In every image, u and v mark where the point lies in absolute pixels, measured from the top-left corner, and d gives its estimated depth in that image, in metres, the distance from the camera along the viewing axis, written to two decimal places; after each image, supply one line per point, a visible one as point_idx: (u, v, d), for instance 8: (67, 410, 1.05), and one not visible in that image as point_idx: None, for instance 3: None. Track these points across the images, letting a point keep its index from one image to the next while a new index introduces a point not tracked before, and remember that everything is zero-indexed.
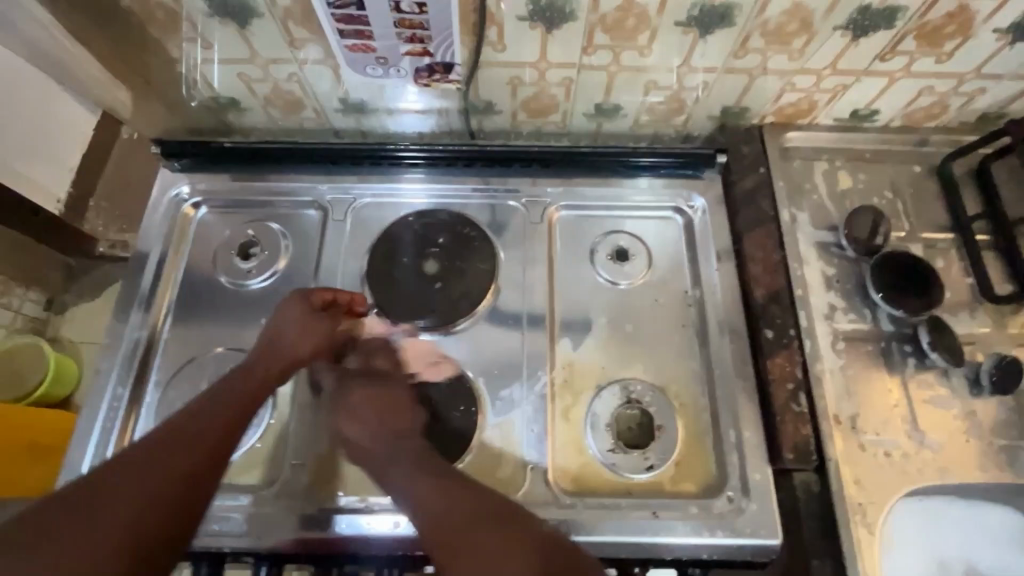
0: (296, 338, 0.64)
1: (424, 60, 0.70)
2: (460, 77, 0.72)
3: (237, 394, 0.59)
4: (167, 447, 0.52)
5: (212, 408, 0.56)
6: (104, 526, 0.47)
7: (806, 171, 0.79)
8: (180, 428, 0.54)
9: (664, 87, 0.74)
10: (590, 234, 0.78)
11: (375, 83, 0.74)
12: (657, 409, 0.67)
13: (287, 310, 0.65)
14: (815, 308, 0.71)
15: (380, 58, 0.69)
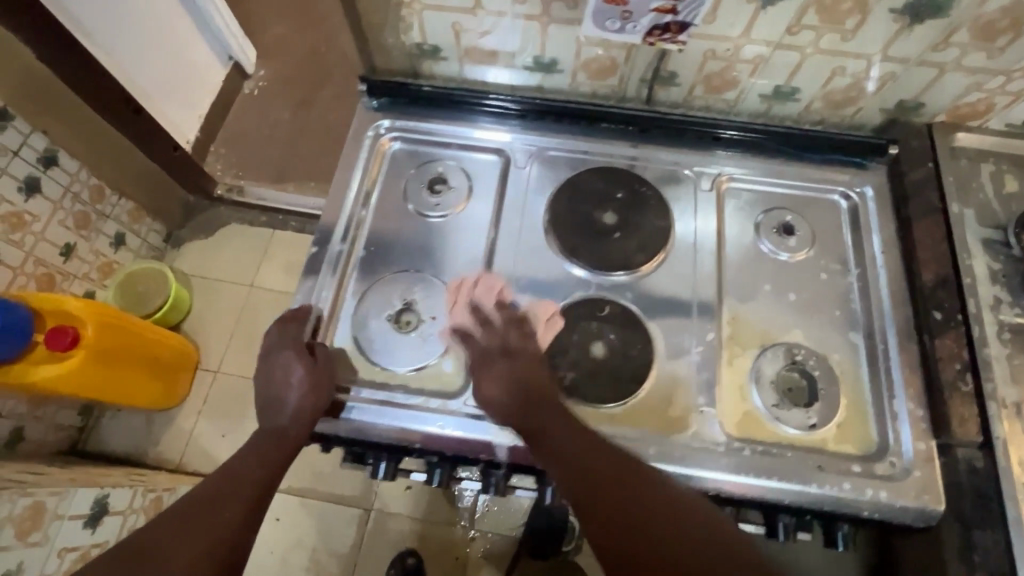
0: (309, 388, 0.68)
1: (662, 18, 0.73)
2: (687, 39, 0.76)
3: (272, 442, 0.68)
4: (232, 493, 0.64)
5: (252, 455, 0.67)
6: (185, 553, 0.59)
7: (973, 171, 0.81)
8: (229, 477, 0.66)
9: (850, 74, 0.78)
10: (756, 207, 0.82)
11: (584, 38, 0.79)
12: (821, 373, 0.71)
13: (294, 364, 0.69)
14: (982, 298, 0.72)
15: (627, 12, 0.71)
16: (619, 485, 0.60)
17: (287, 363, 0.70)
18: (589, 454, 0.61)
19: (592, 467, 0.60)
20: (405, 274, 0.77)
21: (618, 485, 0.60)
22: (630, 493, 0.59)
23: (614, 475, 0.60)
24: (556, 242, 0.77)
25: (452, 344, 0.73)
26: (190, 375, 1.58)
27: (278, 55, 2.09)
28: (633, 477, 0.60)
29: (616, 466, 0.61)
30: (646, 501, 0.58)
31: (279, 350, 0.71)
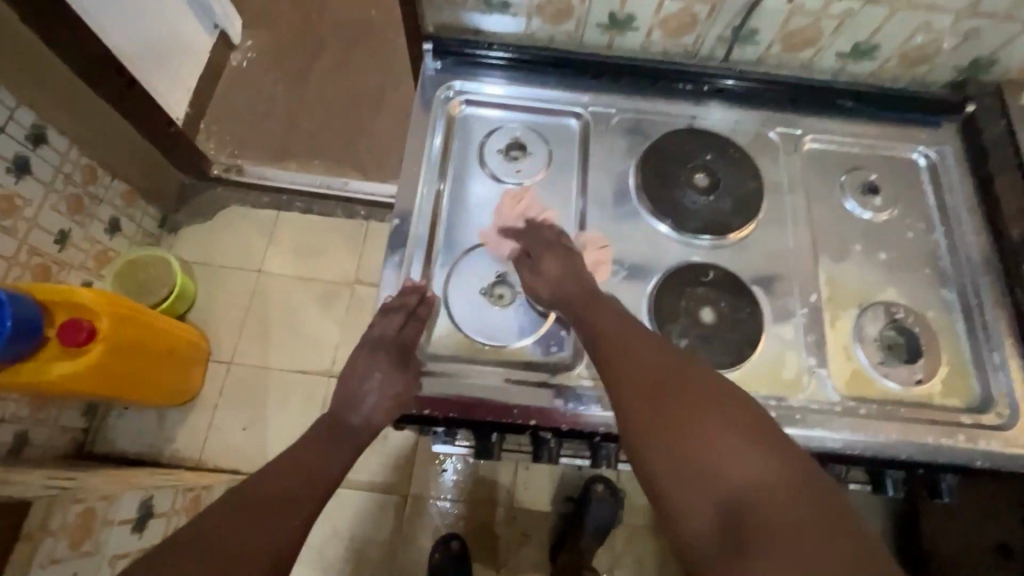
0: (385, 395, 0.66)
1: None
2: None
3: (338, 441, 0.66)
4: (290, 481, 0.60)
5: (315, 453, 0.64)
6: (230, 540, 0.53)
7: None
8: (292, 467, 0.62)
9: (935, 29, 0.77)
10: (838, 168, 0.81)
11: None
12: (920, 330, 0.71)
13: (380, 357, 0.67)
14: None
15: None
16: (665, 411, 0.53)
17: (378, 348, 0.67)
18: (642, 380, 0.56)
19: (637, 389, 0.56)
20: (494, 245, 0.73)
21: (665, 404, 0.54)
22: (676, 417, 0.53)
23: (657, 400, 0.54)
24: (651, 207, 0.75)
25: (554, 315, 0.70)
26: (201, 368, 1.49)
27: (264, 24, 1.95)
28: (685, 395, 0.54)
29: (670, 387, 0.55)
30: (700, 420, 0.52)
31: (372, 329, 0.68)
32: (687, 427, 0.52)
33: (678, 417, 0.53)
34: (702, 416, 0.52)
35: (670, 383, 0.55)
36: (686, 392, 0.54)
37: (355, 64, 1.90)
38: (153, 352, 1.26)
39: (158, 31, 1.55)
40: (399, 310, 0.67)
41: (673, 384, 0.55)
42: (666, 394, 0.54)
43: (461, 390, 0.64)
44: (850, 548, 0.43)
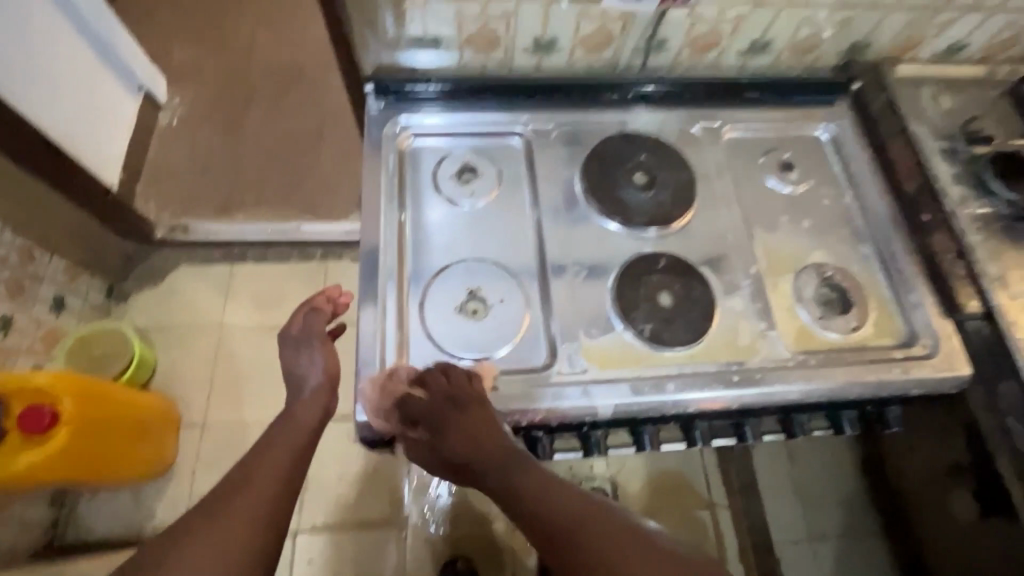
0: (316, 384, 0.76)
1: None
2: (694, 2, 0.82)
3: (296, 430, 0.71)
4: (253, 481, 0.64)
5: (270, 452, 0.68)
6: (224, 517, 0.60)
7: (917, 95, 0.96)
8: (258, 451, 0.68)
9: (816, 23, 0.88)
10: (756, 151, 0.91)
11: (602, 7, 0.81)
12: (848, 283, 0.81)
13: (295, 350, 0.78)
14: (953, 198, 0.86)
15: None
16: (511, 496, 0.60)
17: (299, 340, 0.79)
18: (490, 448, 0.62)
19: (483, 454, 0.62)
20: (460, 265, 0.77)
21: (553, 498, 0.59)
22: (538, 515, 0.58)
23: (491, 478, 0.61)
24: (600, 209, 0.81)
25: (527, 320, 0.75)
26: (174, 435, 1.44)
27: (189, 80, 1.93)
28: (542, 496, 0.59)
29: (527, 471, 0.61)
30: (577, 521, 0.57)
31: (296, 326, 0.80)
32: (558, 504, 0.58)
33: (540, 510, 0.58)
34: (585, 509, 0.58)
35: (505, 477, 0.60)
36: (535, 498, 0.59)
37: (290, 110, 1.91)
38: (123, 425, 1.23)
39: (81, 101, 1.52)
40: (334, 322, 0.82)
41: (515, 485, 0.60)
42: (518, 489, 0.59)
43: None
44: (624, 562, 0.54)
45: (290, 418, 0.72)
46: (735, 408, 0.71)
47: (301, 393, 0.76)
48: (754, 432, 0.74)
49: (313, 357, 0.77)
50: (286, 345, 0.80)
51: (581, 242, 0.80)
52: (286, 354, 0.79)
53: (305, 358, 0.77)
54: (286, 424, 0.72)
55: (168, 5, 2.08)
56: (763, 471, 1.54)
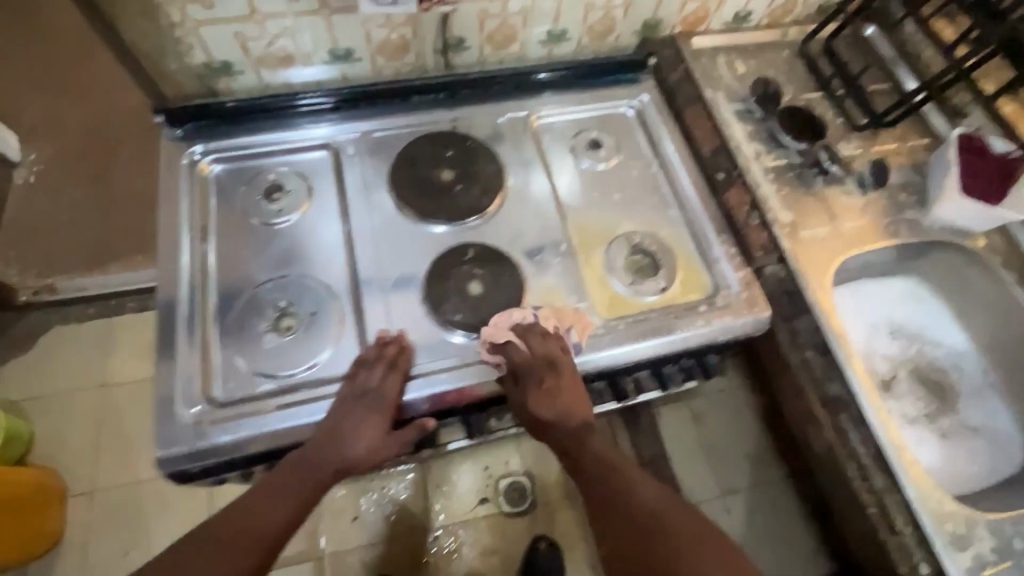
0: (369, 447, 0.67)
1: None
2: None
3: (317, 486, 0.67)
4: (257, 512, 0.65)
5: (278, 493, 0.66)
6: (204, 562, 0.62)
7: (713, 64, 1.02)
8: (270, 490, 0.66)
9: (599, 6, 0.92)
10: (567, 134, 0.94)
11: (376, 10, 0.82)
12: (656, 246, 0.85)
13: (359, 407, 0.67)
14: (747, 154, 0.92)
15: None
16: (595, 480, 0.69)
17: (365, 395, 0.68)
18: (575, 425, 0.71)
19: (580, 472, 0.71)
20: (265, 284, 0.76)
21: (619, 504, 0.67)
22: (651, 516, 0.66)
23: (590, 490, 0.70)
24: (412, 210, 0.81)
25: (341, 328, 0.75)
26: (60, 508, 1.35)
27: (48, 134, 1.84)
28: (650, 493, 0.68)
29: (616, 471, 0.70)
30: (682, 524, 0.66)
31: (361, 376, 0.69)
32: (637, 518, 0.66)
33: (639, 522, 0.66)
34: (673, 554, 0.63)
35: (608, 471, 0.70)
36: (655, 492, 0.69)
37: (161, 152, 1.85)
38: None
39: None
40: (397, 368, 0.70)
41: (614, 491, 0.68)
42: (618, 481, 0.69)
43: (271, 422, 0.67)
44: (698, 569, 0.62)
45: (320, 479, 0.67)
46: None
47: (343, 453, 0.67)
48: None
49: (375, 428, 0.67)
50: (345, 407, 0.68)
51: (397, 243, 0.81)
52: (351, 410, 0.67)
53: (365, 419, 0.67)
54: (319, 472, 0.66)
55: (20, 59, 1.99)
56: (673, 439, 1.58)
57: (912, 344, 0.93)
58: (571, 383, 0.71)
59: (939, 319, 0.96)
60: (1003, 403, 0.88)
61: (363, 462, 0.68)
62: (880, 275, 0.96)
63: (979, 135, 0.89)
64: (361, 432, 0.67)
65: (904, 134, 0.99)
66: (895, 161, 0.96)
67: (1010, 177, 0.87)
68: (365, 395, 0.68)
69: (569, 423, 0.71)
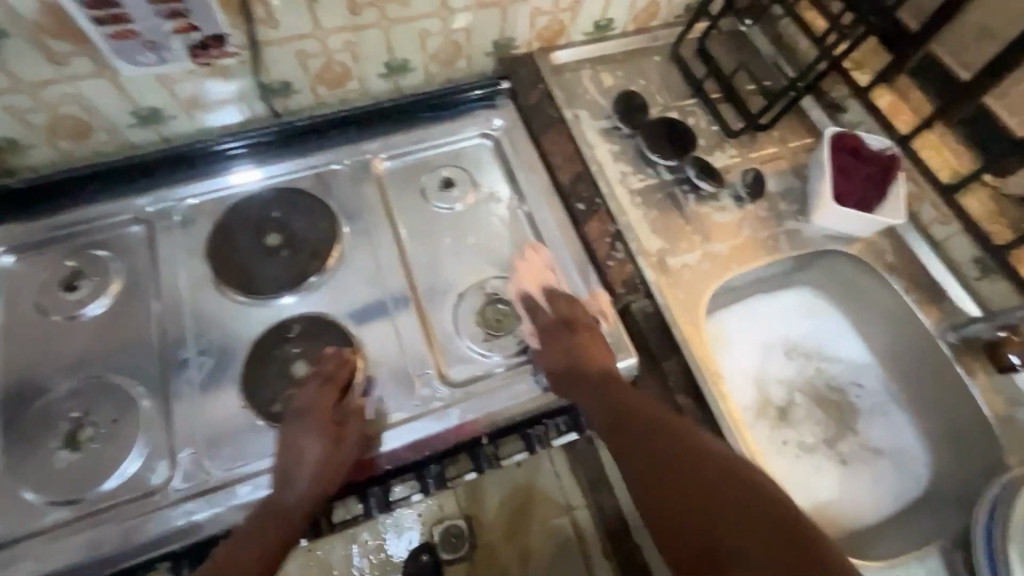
0: (323, 464, 0.61)
1: (193, 37, 0.70)
2: (237, 48, 0.74)
3: (286, 520, 0.58)
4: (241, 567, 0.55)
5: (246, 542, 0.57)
6: None
7: (577, 80, 0.94)
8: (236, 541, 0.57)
9: (436, 32, 0.84)
10: (417, 176, 0.86)
11: (154, 73, 0.73)
12: (513, 294, 0.77)
13: (302, 425, 0.62)
14: (611, 177, 0.85)
15: (147, 42, 0.68)
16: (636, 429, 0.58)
17: (305, 418, 0.63)
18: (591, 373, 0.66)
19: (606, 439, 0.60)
20: (59, 392, 0.67)
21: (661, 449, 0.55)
22: (740, 505, 0.48)
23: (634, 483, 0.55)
24: (234, 289, 0.74)
25: (146, 435, 0.66)
26: None
27: None
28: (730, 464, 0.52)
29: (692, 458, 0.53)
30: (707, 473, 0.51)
31: (300, 397, 0.65)
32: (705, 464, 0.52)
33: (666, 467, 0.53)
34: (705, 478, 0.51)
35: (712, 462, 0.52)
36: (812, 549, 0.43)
37: None
38: None
39: None
40: None
41: (660, 447, 0.55)
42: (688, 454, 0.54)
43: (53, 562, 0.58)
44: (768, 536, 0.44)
45: (286, 510, 0.59)
46: (391, 469, 0.66)
47: (301, 486, 0.60)
48: (436, 479, 0.70)
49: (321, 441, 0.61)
50: (287, 433, 0.62)
51: (221, 323, 0.73)
52: (292, 437, 0.62)
53: (313, 435, 0.62)
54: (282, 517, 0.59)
55: None
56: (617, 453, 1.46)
57: (809, 363, 0.88)
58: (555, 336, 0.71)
59: (837, 331, 0.90)
60: (905, 417, 0.84)
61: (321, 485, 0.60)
62: (773, 293, 0.91)
63: (854, 134, 0.82)
64: (305, 462, 0.61)
65: (785, 136, 0.92)
66: (774, 167, 0.89)
67: (889, 179, 0.81)
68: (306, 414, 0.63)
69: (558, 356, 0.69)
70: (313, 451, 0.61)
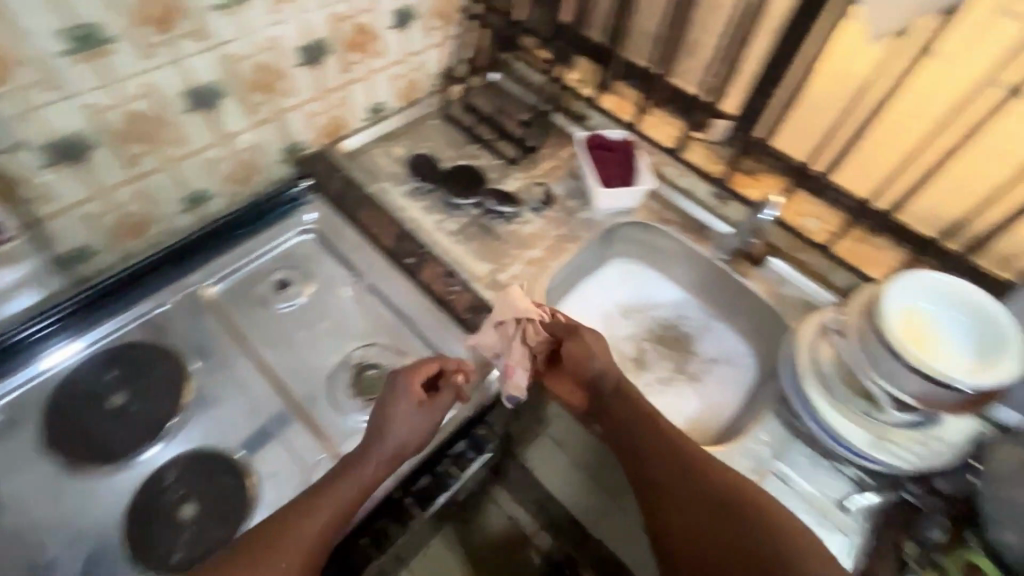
0: (389, 459, 0.68)
1: None
2: (16, 232, 0.73)
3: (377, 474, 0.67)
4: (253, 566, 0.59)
5: (305, 518, 0.62)
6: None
7: (369, 159, 1.06)
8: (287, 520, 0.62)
9: (222, 157, 0.89)
10: (252, 288, 0.90)
11: None
12: (378, 356, 0.84)
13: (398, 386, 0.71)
14: (427, 228, 0.96)
15: None
16: (636, 431, 0.76)
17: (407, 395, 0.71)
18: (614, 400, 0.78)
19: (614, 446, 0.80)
20: None
21: (657, 461, 0.74)
22: (710, 502, 0.71)
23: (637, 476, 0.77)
24: (90, 465, 0.71)
25: None
26: None
27: None
28: (720, 480, 0.71)
29: (676, 462, 0.73)
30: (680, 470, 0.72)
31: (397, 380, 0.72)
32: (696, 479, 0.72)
33: (668, 468, 0.73)
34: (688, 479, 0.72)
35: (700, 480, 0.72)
36: (765, 522, 0.67)
37: None
38: None
39: None
40: None
41: (654, 449, 0.74)
42: (700, 475, 0.72)
43: None
44: (740, 530, 0.68)
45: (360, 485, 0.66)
46: None
47: (368, 466, 0.67)
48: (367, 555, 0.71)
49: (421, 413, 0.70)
50: (386, 399, 0.71)
51: (86, 502, 0.69)
52: (386, 394, 0.71)
53: (412, 404, 0.70)
54: (345, 477, 0.65)
55: None
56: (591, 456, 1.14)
57: (645, 314, 1.05)
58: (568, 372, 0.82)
59: (654, 281, 1.08)
60: (725, 325, 1.03)
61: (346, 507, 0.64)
62: (600, 270, 1.08)
63: (596, 133, 1.05)
64: (402, 432, 0.69)
65: (553, 151, 1.12)
66: (552, 176, 1.08)
67: (632, 157, 1.04)
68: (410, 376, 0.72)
69: (591, 368, 0.78)
70: (398, 417, 0.69)
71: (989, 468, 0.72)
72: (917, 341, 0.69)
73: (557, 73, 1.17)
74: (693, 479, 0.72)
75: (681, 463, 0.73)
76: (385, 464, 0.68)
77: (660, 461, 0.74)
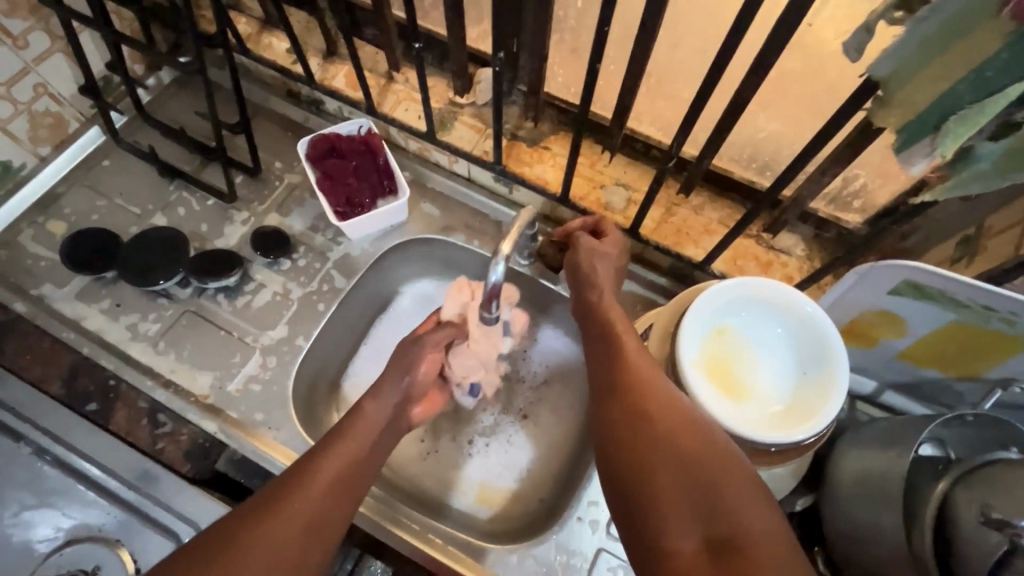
0: (363, 445, 0.55)
1: None
2: None
3: (367, 438, 0.55)
4: (253, 538, 0.45)
5: (264, 530, 0.45)
6: None
7: (19, 253, 0.74)
8: (259, 523, 0.46)
9: None
10: None
11: None
12: (79, 557, 0.62)
13: (428, 340, 0.64)
14: (117, 341, 0.69)
15: None
16: (607, 333, 0.55)
17: (417, 351, 0.63)
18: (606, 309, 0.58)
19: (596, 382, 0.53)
20: None
21: (623, 393, 0.50)
22: (685, 458, 0.44)
23: (601, 395, 0.52)
24: None
25: None
26: None
27: None
28: (688, 434, 0.45)
29: (644, 411, 0.47)
30: (687, 427, 0.46)
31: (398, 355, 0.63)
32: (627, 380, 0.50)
33: (643, 435, 0.46)
34: (689, 453, 0.44)
35: (616, 355, 0.53)
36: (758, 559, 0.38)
37: None
38: None
39: None
40: None
41: (618, 368, 0.51)
42: (656, 439, 0.45)
43: None
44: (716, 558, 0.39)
45: (354, 453, 0.53)
46: None
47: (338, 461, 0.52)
48: None
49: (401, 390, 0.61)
50: (398, 360, 0.63)
51: None
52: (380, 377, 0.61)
53: (426, 366, 0.64)
54: (322, 463, 0.52)
55: None
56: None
57: None
58: (475, 370, 0.69)
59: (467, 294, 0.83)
60: (558, 333, 0.82)
61: (321, 511, 0.49)
62: (379, 316, 0.80)
63: (320, 135, 0.75)
64: (378, 411, 0.57)
65: (287, 163, 0.82)
66: (290, 204, 0.79)
67: (380, 155, 0.76)
68: (422, 340, 0.64)
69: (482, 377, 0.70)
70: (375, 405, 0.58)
71: (836, 488, 0.59)
72: (725, 386, 0.53)
73: (262, 46, 0.82)
74: (656, 440, 0.45)
75: (653, 398, 0.48)
76: (342, 489, 0.51)
77: (619, 388, 0.50)
